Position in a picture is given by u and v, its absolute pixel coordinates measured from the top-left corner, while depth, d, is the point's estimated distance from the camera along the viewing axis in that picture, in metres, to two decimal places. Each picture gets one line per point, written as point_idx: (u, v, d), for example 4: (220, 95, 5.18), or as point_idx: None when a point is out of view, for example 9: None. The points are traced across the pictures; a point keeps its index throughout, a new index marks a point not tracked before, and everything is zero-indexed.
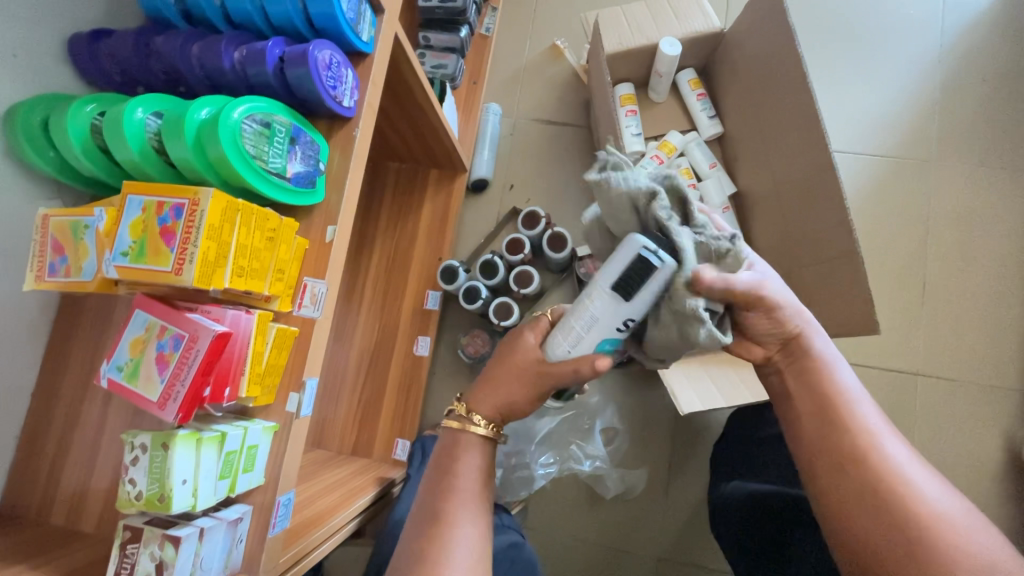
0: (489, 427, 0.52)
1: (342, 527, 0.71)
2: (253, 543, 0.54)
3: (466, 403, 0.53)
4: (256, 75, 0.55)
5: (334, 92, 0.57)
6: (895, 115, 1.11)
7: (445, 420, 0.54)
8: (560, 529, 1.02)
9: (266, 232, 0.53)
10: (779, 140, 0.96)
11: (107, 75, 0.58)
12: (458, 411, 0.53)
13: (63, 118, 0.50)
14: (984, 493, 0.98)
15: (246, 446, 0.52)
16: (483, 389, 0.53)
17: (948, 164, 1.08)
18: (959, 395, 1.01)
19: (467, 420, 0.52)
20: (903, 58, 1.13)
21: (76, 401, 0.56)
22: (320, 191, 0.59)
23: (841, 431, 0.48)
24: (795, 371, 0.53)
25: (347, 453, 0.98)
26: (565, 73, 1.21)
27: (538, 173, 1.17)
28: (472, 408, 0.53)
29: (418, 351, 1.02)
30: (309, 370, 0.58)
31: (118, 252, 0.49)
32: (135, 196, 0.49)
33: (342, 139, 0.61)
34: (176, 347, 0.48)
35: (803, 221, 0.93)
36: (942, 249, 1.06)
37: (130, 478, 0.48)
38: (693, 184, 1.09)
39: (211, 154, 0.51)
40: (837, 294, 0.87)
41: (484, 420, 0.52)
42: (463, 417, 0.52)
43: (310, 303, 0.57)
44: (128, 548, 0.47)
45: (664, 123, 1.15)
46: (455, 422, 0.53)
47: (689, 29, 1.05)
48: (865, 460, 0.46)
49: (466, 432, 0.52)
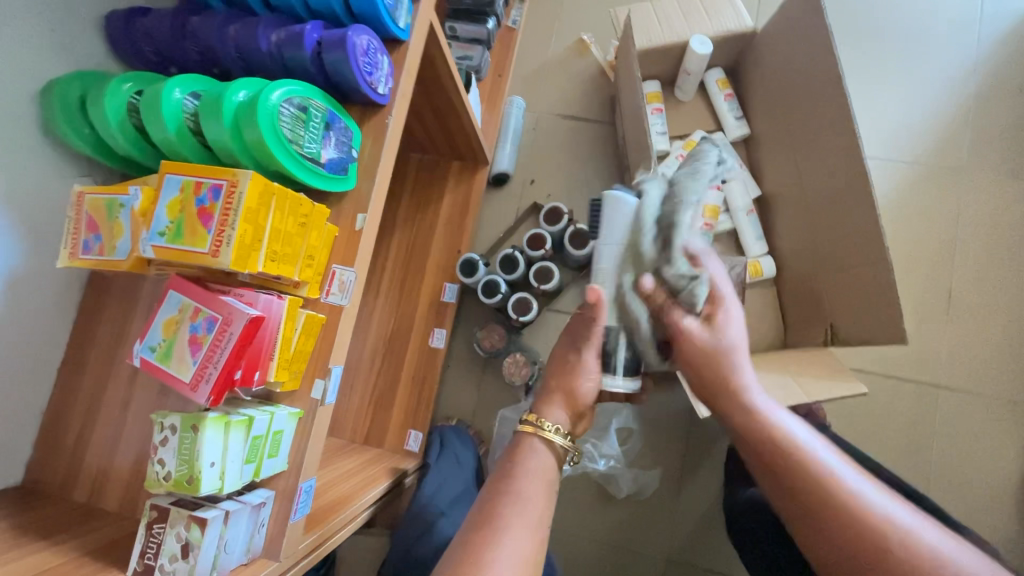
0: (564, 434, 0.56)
1: (356, 517, 0.71)
2: (274, 528, 0.54)
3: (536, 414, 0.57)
4: (293, 58, 0.55)
5: (370, 79, 0.57)
6: (926, 123, 1.09)
7: (518, 427, 0.57)
8: (569, 527, 1.01)
9: (300, 217, 0.53)
10: (809, 144, 0.94)
11: (142, 54, 0.57)
12: (530, 420, 0.56)
13: (102, 95, 0.50)
14: (1000, 510, 0.97)
15: (272, 431, 0.52)
16: (552, 401, 0.58)
17: (979, 175, 1.07)
18: (981, 410, 1.00)
19: (542, 425, 0.55)
20: (937, 64, 1.11)
21: (101, 378, 0.56)
22: (352, 178, 0.58)
23: (828, 490, 0.49)
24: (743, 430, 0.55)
25: (360, 441, 0.98)
26: (591, 69, 1.20)
27: (560, 168, 1.16)
28: (545, 417, 0.56)
29: (434, 343, 1.02)
30: (335, 357, 0.57)
31: (154, 232, 0.49)
32: (172, 176, 0.49)
33: (376, 126, 0.60)
34: (209, 329, 0.48)
35: (831, 227, 0.92)
36: (970, 261, 1.04)
37: (159, 458, 0.48)
38: (716, 186, 1.08)
39: (248, 137, 0.50)
40: (862, 302, 0.86)
41: (558, 427, 0.56)
42: (540, 421, 0.55)
43: (338, 290, 0.57)
44: (154, 528, 0.47)
45: (690, 122, 1.14)
46: (529, 426, 0.55)
47: (720, 28, 1.03)
48: (827, 495, 0.49)
49: (538, 436, 0.55)
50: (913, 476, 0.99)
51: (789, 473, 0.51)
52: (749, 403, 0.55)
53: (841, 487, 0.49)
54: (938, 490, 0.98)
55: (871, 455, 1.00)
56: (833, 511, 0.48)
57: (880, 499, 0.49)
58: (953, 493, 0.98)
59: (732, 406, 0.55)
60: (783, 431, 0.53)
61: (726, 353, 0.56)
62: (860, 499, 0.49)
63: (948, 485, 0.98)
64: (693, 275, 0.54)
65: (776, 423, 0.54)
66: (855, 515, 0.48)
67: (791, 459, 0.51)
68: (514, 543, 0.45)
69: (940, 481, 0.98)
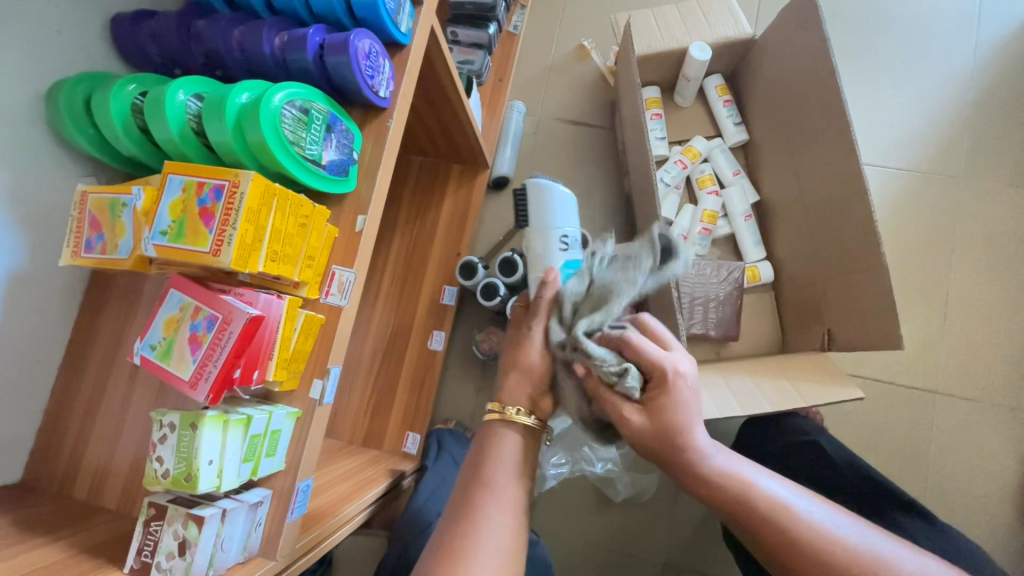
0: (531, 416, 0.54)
1: (353, 518, 0.71)
2: (271, 527, 0.54)
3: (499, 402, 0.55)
4: (296, 61, 0.55)
5: (372, 82, 0.57)
6: (924, 130, 1.10)
7: (485, 416, 0.55)
8: (566, 530, 1.02)
9: (300, 218, 0.53)
10: (807, 150, 0.95)
11: (147, 56, 0.58)
12: (495, 409, 0.55)
13: (107, 96, 0.51)
14: (998, 517, 0.97)
15: (270, 430, 0.52)
16: (513, 383, 0.56)
17: (977, 182, 1.07)
18: (979, 417, 1.00)
19: (506, 411, 0.54)
20: (935, 72, 1.11)
21: (102, 376, 0.57)
22: (352, 180, 0.59)
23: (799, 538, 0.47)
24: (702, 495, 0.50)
25: (358, 443, 0.98)
26: (592, 74, 1.21)
27: (559, 173, 1.17)
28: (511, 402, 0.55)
29: (433, 345, 1.02)
30: (334, 357, 0.58)
31: (156, 232, 0.49)
32: (175, 176, 0.50)
33: (377, 129, 0.61)
34: (209, 328, 0.48)
35: (829, 233, 0.92)
36: (967, 267, 1.05)
37: (158, 456, 0.48)
38: (715, 191, 1.09)
39: (250, 138, 0.51)
40: (859, 308, 0.86)
41: (522, 408, 0.54)
42: (505, 408, 0.54)
43: (338, 291, 0.58)
44: (152, 525, 0.48)
45: (690, 128, 1.15)
46: (496, 414, 0.54)
47: (720, 34, 1.04)
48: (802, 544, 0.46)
49: (506, 422, 0.54)
50: (910, 482, 0.99)
51: (760, 528, 0.48)
52: (707, 464, 0.50)
53: (811, 530, 0.47)
54: (935, 496, 0.98)
55: (869, 461, 1.00)
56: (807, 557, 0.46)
57: (849, 532, 0.47)
58: (950, 499, 0.98)
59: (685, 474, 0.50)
60: (745, 485, 0.49)
61: (677, 428, 0.49)
62: (830, 537, 0.46)
63: (946, 492, 0.98)
64: (622, 368, 0.50)
65: (734, 476, 0.50)
66: (829, 561, 0.45)
67: (756, 514, 0.48)
68: (508, 543, 0.46)
69: (938, 487, 0.98)
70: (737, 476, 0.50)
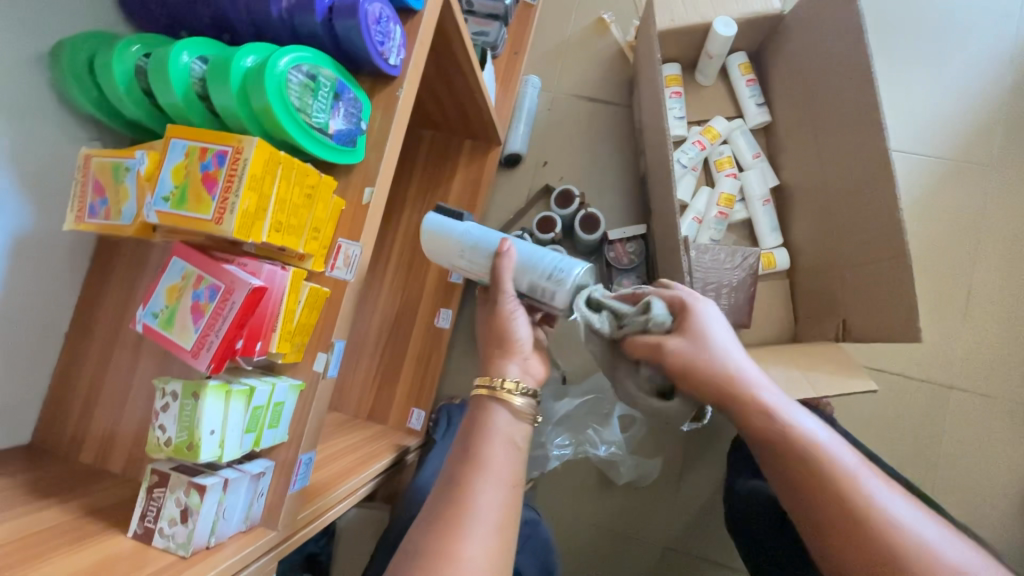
0: (522, 394, 0.52)
1: (357, 489, 0.72)
2: (273, 498, 0.54)
3: (489, 378, 0.52)
4: (304, 25, 0.53)
5: (382, 49, 0.55)
6: (956, 116, 1.05)
7: (473, 389, 0.53)
8: (567, 509, 1.02)
9: (305, 188, 0.52)
10: (833, 133, 0.91)
11: (154, 18, 0.56)
12: (486, 386, 0.52)
13: (109, 56, 0.49)
14: (1006, 510, 0.96)
15: (273, 402, 0.52)
16: (498, 357, 0.54)
17: (1008, 172, 1.03)
18: (992, 414, 0.98)
19: (496, 386, 0.51)
20: (972, 54, 1.06)
21: (109, 341, 0.57)
22: (360, 151, 0.57)
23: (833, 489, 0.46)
24: (776, 448, 0.49)
25: (363, 417, 0.99)
26: (611, 49, 1.17)
27: (573, 150, 1.14)
28: (501, 376, 0.52)
29: (440, 322, 1.01)
30: (338, 331, 0.57)
31: (159, 198, 0.48)
32: (177, 141, 0.48)
33: (386, 98, 0.59)
34: (211, 297, 0.48)
35: (850, 221, 0.89)
36: (993, 259, 1.01)
37: (160, 423, 0.48)
38: (734, 174, 1.06)
39: (256, 104, 0.49)
40: (879, 299, 0.83)
41: (513, 385, 0.51)
42: (495, 383, 0.51)
43: (343, 265, 0.56)
44: (155, 491, 0.48)
45: (710, 107, 1.11)
46: (486, 389, 0.52)
47: (746, 10, 1.00)
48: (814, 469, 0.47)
49: (496, 399, 0.51)
50: (918, 474, 0.98)
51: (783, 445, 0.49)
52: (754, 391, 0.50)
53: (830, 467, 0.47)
54: (943, 490, 0.97)
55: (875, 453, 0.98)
56: (859, 542, 0.45)
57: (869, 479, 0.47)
58: (959, 492, 0.97)
59: (752, 416, 0.50)
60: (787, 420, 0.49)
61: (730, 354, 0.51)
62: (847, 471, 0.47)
63: (953, 487, 0.97)
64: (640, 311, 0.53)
65: (800, 430, 0.49)
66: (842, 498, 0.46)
67: (829, 487, 0.46)
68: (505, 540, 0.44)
69: (946, 481, 0.97)
70: (813, 438, 0.48)
